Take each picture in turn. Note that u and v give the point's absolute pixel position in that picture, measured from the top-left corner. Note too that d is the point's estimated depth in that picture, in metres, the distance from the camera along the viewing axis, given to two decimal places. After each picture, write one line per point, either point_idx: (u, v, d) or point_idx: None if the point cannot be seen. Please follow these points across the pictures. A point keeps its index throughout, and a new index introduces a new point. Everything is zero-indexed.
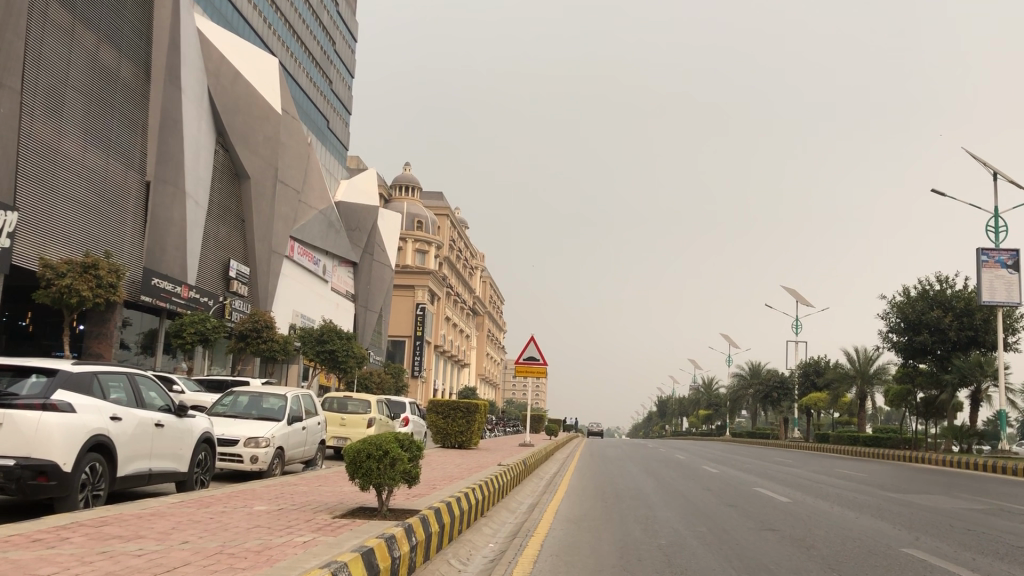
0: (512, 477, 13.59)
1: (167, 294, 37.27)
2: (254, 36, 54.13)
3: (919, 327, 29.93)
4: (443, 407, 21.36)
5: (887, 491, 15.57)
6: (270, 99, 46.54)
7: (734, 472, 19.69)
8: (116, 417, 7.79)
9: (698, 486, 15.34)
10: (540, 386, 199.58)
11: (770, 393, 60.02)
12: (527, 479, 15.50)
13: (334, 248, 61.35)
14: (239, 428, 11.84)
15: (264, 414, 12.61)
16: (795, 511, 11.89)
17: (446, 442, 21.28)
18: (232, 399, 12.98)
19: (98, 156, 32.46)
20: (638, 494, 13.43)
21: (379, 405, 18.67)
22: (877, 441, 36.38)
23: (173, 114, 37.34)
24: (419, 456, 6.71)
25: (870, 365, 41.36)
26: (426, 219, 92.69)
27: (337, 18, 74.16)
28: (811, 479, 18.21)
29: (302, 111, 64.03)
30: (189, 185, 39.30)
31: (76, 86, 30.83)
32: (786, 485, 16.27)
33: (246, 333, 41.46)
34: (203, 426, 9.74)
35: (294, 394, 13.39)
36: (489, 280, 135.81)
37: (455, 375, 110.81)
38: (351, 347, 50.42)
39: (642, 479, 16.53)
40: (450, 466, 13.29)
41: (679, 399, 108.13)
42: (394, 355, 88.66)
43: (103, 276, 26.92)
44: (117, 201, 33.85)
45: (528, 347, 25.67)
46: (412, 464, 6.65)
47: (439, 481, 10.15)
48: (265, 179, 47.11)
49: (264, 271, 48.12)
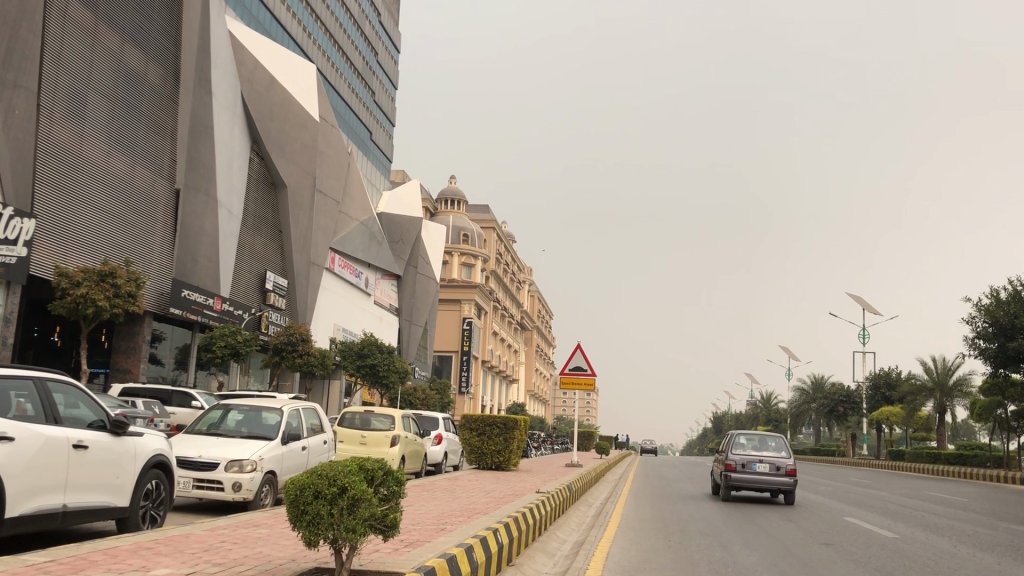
0: (554, 507, 11.31)
1: (199, 306, 35.71)
2: (293, 44, 52.90)
3: (1011, 332, 26.83)
4: (477, 423, 19.10)
5: (1006, 523, 13.03)
6: (308, 104, 45.08)
7: (812, 497, 17.20)
8: (4, 437, 5.77)
9: (779, 517, 12.95)
10: (590, 403, 196.24)
11: (836, 408, 56.63)
12: (573, 508, 13.21)
13: (377, 260, 59.70)
14: (222, 448, 9.83)
15: (256, 432, 10.57)
16: (913, 552, 9.40)
17: (482, 462, 19.02)
18: (223, 415, 11.00)
19: (124, 162, 31.07)
20: (711, 531, 11.07)
21: (405, 420, 16.56)
22: (961, 459, 33.17)
23: (203, 119, 35.96)
24: (401, 493, 4.68)
25: (950, 376, 38.15)
26: (472, 233, 91.01)
27: (379, 28, 72.99)
28: (906, 506, 15.64)
29: (344, 122, 62.76)
30: (221, 192, 37.84)
31: (98, 88, 29.46)
32: (884, 515, 13.73)
33: (281, 347, 39.78)
34: (156, 447, 7.68)
35: (292, 407, 11.35)
36: (537, 295, 133.70)
37: (503, 390, 108.40)
38: (393, 362, 48.57)
39: (708, 508, 14.18)
40: (477, 493, 11.10)
41: (736, 415, 104.40)
42: (441, 371, 86.88)
43: (121, 285, 25.27)
44: (144, 209, 32.43)
45: (574, 356, 23.32)
46: (387, 504, 4.62)
47: (453, 519, 7.90)
48: (303, 188, 45.65)
49: (303, 283, 46.49)
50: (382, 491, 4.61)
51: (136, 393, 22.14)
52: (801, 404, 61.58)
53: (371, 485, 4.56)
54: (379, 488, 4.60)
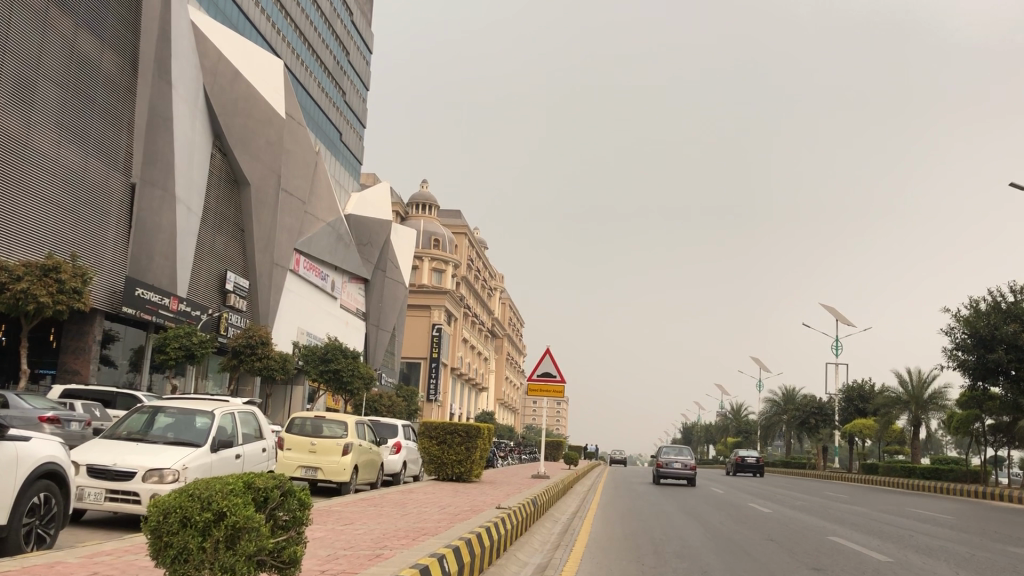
0: (518, 523, 10.34)
1: (153, 306, 34.28)
2: (261, 40, 51.63)
3: (991, 344, 26.23)
4: (437, 431, 18.00)
5: (997, 544, 12.35)
6: (275, 101, 43.86)
7: (790, 512, 16.45)
8: None
9: (758, 536, 12.04)
10: (560, 412, 195.51)
11: (807, 420, 56.01)
12: (539, 524, 12.29)
13: (344, 263, 58.39)
14: (140, 456, 8.66)
15: (183, 439, 9.41)
16: None
17: (441, 472, 17.88)
18: (148, 418, 9.84)
19: (76, 154, 29.63)
20: (687, 554, 10.10)
21: (360, 428, 15.45)
22: (936, 473, 32.51)
23: (162, 112, 34.64)
24: (296, 517, 4.19)
25: (925, 390, 37.68)
26: (443, 238, 89.88)
27: (351, 28, 71.81)
28: (888, 524, 14.93)
29: (313, 122, 61.51)
30: (180, 188, 36.47)
31: (49, 76, 28.05)
32: (871, 535, 12.88)
33: (240, 350, 38.44)
34: (47, 454, 6.53)
35: (226, 410, 10.22)
36: (508, 302, 132.74)
37: (472, 398, 107.10)
38: (357, 367, 47.27)
39: (684, 525, 13.33)
40: (430, 508, 10.03)
41: (705, 426, 103.86)
42: (409, 378, 85.48)
43: (65, 281, 23.90)
44: (97, 204, 31.03)
45: (543, 362, 22.29)
46: (278, 530, 4.14)
47: (395, 542, 6.82)
48: (267, 186, 44.36)
49: (265, 284, 45.11)
50: (274, 513, 4.12)
51: (78, 393, 20.77)
52: (772, 416, 61.06)
53: (262, 506, 4.04)
54: (268, 509, 4.09)
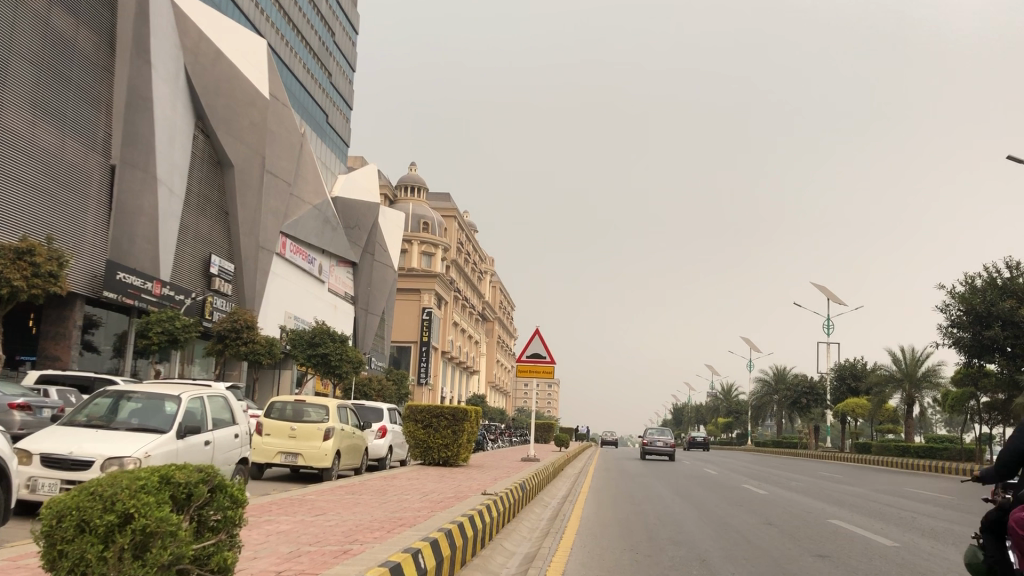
0: (504, 510, 9.79)
1: (136, 290, 33.60)
2: (244, 20, 50.67)
3: (987, 321, 25.87)
4: (423, 414, 17.50)
5: None
6: (258, 81, 42.99)
7: (788, 494, 16.02)
8: None
9: (756, 521, 11.58)
10: (551, 395, 195.52)
11: (799, 399, 55.82)
12: (528, 509, 11.78)
13: (331, 246, 57.71)
14: (99, 444, 8.13)
15: (148, 425, 8.87)
16: (922, 565, 7.99)
17: (428, 457, 17.39)
18: (115, 403, 9.28)
19: (52, 134, 28.84)
20: (683, 541, 9.59)
21: (342, 412, 14.93)
22: (930, 452, 32.25)
23: (141, 92, 33.83)
24: (220, 513, 3.94)
25: (919, 368, 37.39)
26: (432, 220, 89.21)
27: (336, 8, 70.75)
28: (889, 505, 14.51)
29: (298, 104, 60.59)
30: (161, 170, 35.70)
31: (22, 54, 27.22)
32: (873, 518, 12.43)
33: (225, 334, 37.85)
34: None
35: (195, 393, 9.70)
36: (498, 285, 132.27)
37: (463, 382, 106.72)
38: (345, 351, 46.71)
39: (680, 509, 12.87)
40: (411, 495, 9.50)
41: (697, 406, 103.80)
42: (399, 362, 84.99)
43: (41, 264, 23.19)
44: (75, 186, 30.29)
45: (532, 342, 21.81)
46: (200, 527, 3.89)
47: (367, 535, 6.26)
48: (251, 168, 43.59)
49: (251, 268, 44.43)
50: (197, 509, 3.85)
51: (56, 379, 20.16)
52: (763, 396, 60.90)
53: (181, 504, 3.75)
54: (190, 506, 3.82)
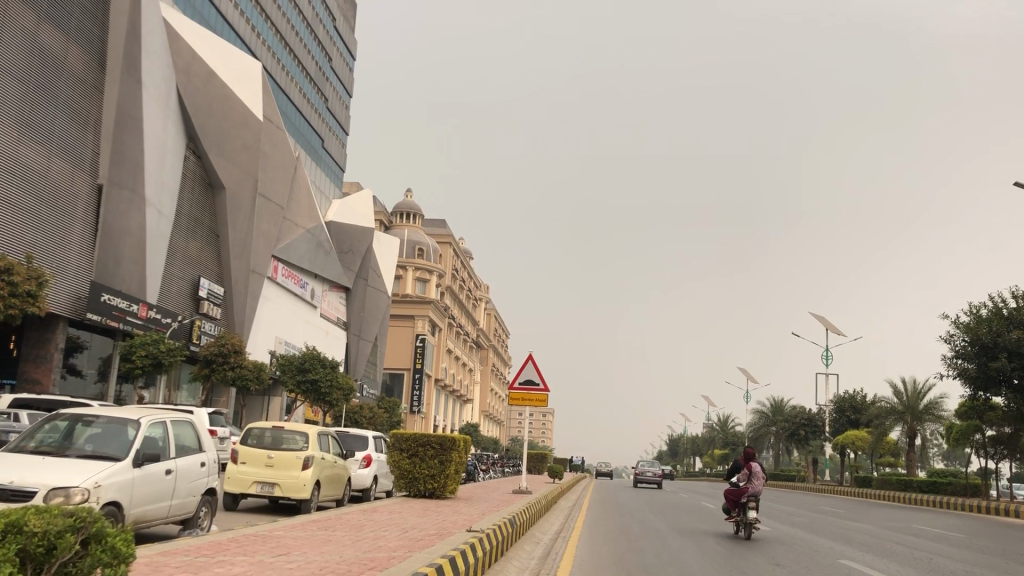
0: (490, 549, 8.96)
1: (121, 313, 32.81)
2: (239, 42, 50.33)
3: (994, 352, 25.20)
4: (409, 443, 16.71)
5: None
6: (252, 102, 42.49)
7: (792, 532, 15.27)
8: None
9: (761, 561, 10.84)
10: (545, 424, 193.94)
11: (798, 431, 54.95)
12: (516, 547, 10.98)
13: (324, 271, 57.03)
14: (43, 473, 7.36)
15: (103, 451, 8.10)
16: None
17: (413, 488, 16.57)
18: (70, 428, 8.51)
19: (38, 152, 28.17)
20: None
21: (322, 439, 14.16)
22: (934, 486, 31.41)
23: (131, 111, 33.29)
24: (91, 570, 4.07)
25: (921, 400, 36.68)
26: (427, 247, 88.64)
27: (333, 33, 70.61)
28: (898, 544, 13.80)
29: (293, 127, 60.15)
30: (151, 190, 35.07)
31: (8, 69, 26.63)
32: (886, 559, 11.72)
33: (211, 359, 37.06)
34: None
35: (156, 418, 8.94)
36: (493, 313, 131.53)
37: (457, 411, 105.50)
38: (335, 377, 45.85)
39: (679, 547, 12.15)
40: (389, 531, 8.73)
41: (692, 437, 102.79)
42: (392, 390, 83.98)
43: (18, 284, 22.42)
44: (61, 205, 29.60)
45: (525, 369, 21.07)
46: None
47: None
48: (243, 190, 43.00)
49: (241, 292, 43.72)
50: (62, 565, 3.96)
51: (31, 403, 19.36)
52: (760, 427, 60.11)
53: (39, 562, 3.86)
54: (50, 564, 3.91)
